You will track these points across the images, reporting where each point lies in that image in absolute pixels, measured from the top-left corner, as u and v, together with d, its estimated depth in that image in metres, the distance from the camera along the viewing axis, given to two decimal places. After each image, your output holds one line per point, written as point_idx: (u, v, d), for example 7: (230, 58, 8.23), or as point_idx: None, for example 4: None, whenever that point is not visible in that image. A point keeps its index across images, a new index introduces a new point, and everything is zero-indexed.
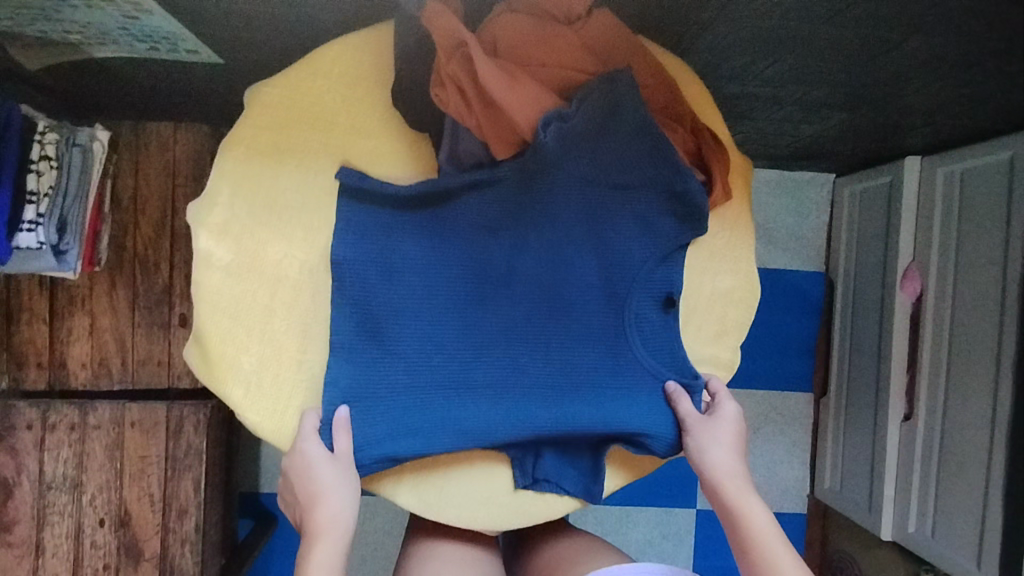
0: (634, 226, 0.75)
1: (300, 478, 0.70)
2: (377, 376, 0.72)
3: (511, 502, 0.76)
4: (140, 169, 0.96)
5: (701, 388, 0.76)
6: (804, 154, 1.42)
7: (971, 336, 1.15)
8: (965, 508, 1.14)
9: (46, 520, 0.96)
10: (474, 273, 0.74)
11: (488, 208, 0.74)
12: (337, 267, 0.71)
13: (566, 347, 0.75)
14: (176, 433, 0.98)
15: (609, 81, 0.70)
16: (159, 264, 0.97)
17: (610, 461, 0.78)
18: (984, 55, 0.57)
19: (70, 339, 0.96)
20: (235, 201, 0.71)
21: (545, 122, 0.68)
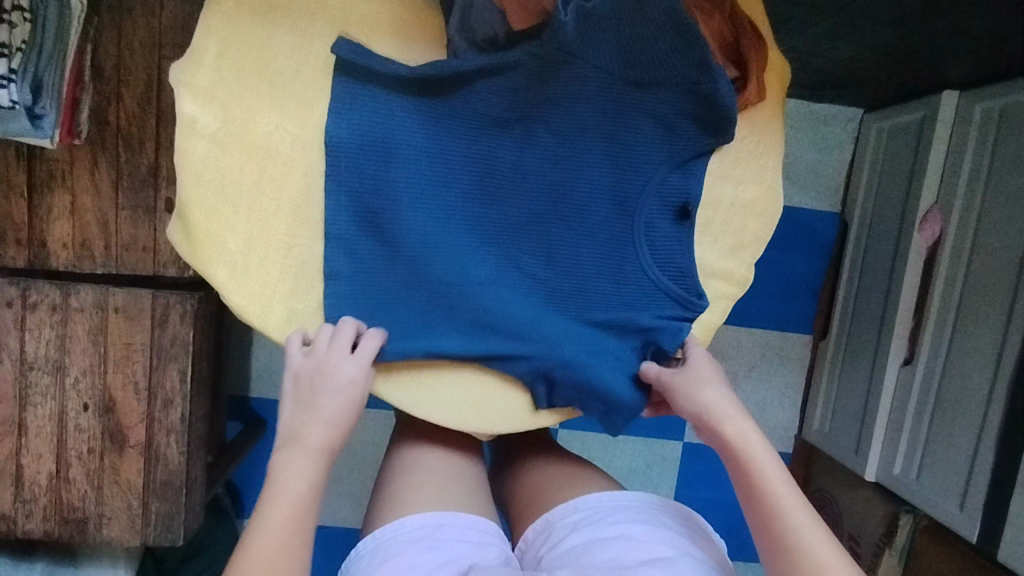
0: (654, 123, 0.68)
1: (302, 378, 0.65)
2: (374, 270, 0.69)
3: (503, 406, 0.73)
4: (123, 37, 0.89)
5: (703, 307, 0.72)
6: (834, 82, 1.33)
7: (987, 282, 1.11)
8: (955, 453, 1.14)
9: (29, 400, 0.94)
10: (479, 167, 0.69)
11: (496, 92, 0.67)
12: (332, 148, 0.66)
13: (572, 251, 0.71)
14: (161, 322, 0.94)
15: None
16: (144, 143, 0.91)
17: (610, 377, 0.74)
18: None
19: (50, 217, 0.91)
20: (224, 63, 0.65)
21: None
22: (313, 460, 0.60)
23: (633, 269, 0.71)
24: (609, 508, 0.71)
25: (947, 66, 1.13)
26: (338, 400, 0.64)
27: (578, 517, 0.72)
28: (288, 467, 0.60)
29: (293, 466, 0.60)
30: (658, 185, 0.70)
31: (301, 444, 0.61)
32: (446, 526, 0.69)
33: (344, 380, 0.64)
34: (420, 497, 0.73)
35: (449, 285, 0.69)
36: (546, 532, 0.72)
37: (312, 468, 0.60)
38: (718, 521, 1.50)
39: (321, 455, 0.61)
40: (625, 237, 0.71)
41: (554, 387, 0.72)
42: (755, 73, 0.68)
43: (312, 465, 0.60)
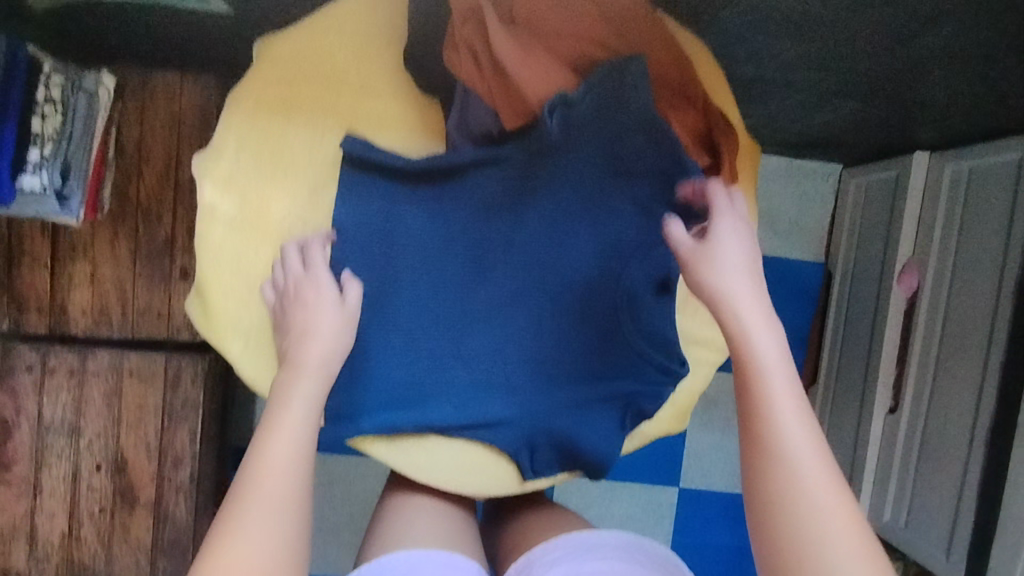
0: (637, 206, 0.72)
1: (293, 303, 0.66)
2: (374, 345, 0.73)
3: (500, 470, 0.78)
4: (145, 120, 0.96)
5: (685, 375, 0.77)
6: (813, 143, 1.41)
7: (962, 335, 1.16)
8: (940, 501, 1.18)
9: (45, 461, 0.98)
10: (473, 246, 0.74)
11: (489, 184, 0.73)
12: (337, 231, 0.72)
13: (561, 324, 0.75)
14: (173, 384, 0.99)
15: (618, 67, 0.68)
16: (161, 216, 0.97)
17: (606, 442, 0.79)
18: None
19: (70, 286, 0.97)
20: (242, 155, 0.71)
21: (550, 107, 0.67)
22: (311, 384, 0.59)
23: (618, 340, 0.75)
24: (589, 546, 0.74)
25: (917, 130, 1.20)
26: (327, 317, 0.64)
27: (558, 554, 0.74)
28: (274, 424, 0.55)
29: (288, 402, 0.57)
30: (643, 260, 0.74)
31: (297, 368, 0.60)
32: (429, 561, 0.71)
33: (330, 299, 0.65)
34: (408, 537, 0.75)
35: (446, 359, 0.74)
36: (527, 569, 0.74)
37: (310, 400, 0.58)
38: (714, 566, 1.52)
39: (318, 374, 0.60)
40: (611, 310, 0.75)
41: (546, 454, 0.77)
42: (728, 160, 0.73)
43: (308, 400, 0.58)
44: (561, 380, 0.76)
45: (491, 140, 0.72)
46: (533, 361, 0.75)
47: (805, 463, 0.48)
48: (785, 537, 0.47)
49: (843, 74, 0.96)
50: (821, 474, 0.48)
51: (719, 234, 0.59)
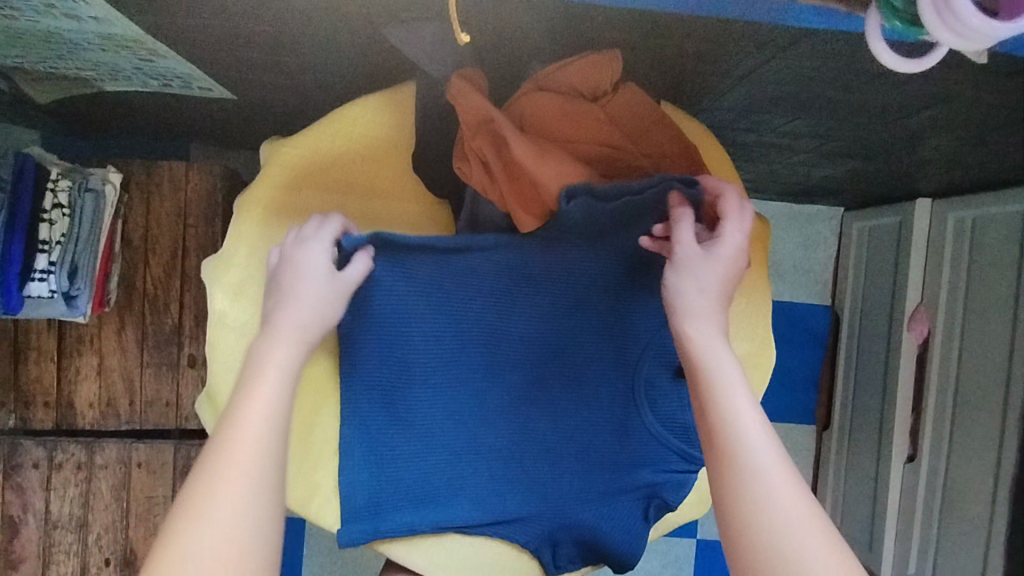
0: (653, 294, 0.72)
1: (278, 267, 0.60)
2: (390, 445, 0.72)
3: (523, 566, 0.76)
4: (151, 210, 0.96)
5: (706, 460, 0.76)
6: (815, 191, 1.41)
7: (978, 385, 1.15)
8: (966, 556, 1.15)
9: (52, 559, 0.96)
10: (487, 338, 0.73)
11: (499, 275, 0.71)
12: (347, 332, 0.70)
13: (576, 415, 0.75)
14: (183, 473, 0.97)
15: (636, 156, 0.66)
16: (169, 305, 0.96)
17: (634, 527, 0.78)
18: None
19: (77, 378, 0.96)
20: (252, 263, 0.71)
21: (568, 195, 0.64)
22: (288, 353, 0.55)
23: (635, 430, 0.75)
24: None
25: (918, 181, 1.21)
26: (321, 290, 0.60)
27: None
28: (251, 391, 0.51)
29: (264, 369, 0.53)
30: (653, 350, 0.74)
31: (277, 337, 0.56)
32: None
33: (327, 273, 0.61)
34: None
35: (463, 454, 0.73)
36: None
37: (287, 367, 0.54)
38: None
39: (299, 348, 0.56)
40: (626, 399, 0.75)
41: (570, 545, 0.76)
42: None
43: (285, 366, 0.54)
44: (580, 472, 0.75)
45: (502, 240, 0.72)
46: (553, 453, 0.75)
47: (771, 487, 0.47)
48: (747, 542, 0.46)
49: (845, 140, 0.97)
50: (793, 505, 0.47)
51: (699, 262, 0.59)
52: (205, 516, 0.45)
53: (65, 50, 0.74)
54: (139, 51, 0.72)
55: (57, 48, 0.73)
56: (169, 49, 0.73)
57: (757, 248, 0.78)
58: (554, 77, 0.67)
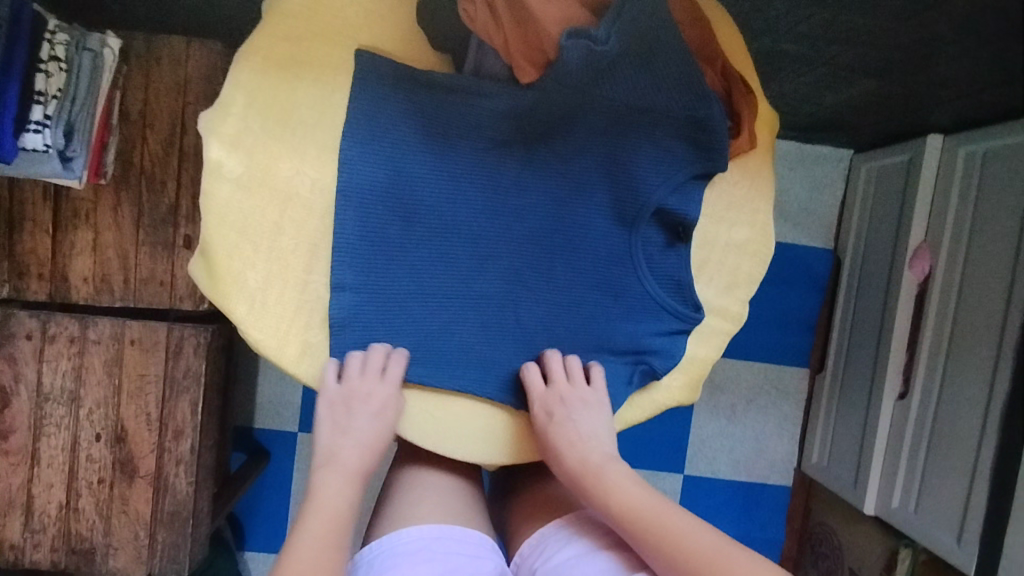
0: (652, 149, 0.71)
1: (328, 412, 0.72)
2: (380, 278, 0.72)
3: (507, 433, 0.76)
4: (150, 84, 0.94)
5: (700, 322, 0.76)
6: (823, 126, 1.40)
7: (975, 318, 1.15)
8: (950, 487, 1.16)
9: (43, 431, 0.96)
10: (485, 187, 0.73)
11: (497, 116, 0.71)
12: (343, 165, 0.70)
13: (567, 272, 0.75)
14: (176, 354, 0.97)
15: None
16: (166, 183, 0.95)
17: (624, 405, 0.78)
18: None
19: (72, 252, 0.95)
20: (249, 112, 0.70)
21: (567, 34, 0.65)
22: (345, 485, 0.68)
23: (629, 292, 0.75)
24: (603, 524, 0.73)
25: (931, 112, 1.19)
26: (370, 428, 0.71)
27: (573, 529, 0.73)
28: (323, 482, 0.68)
29: (327, 498, 0.67)
30: (653, 218, 0.74)
31: (332, 467, 0.69)
32: (443, 539, 0.70)
33: (376, 407, 0.71)
34: (415, 514, 0.74)
35: (449, 294, 0.73)
36: (540, 546, 0.74)
37: (343, 499, 0.67)
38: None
39: (353, 480, 0.69)
40: (623, 262, 0.75)
41: None
42: (746, 121, 0.72)
43: (341, 496, 0.67)
44: (568, 330, 0.76)
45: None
46: (545, 305, 0.75)
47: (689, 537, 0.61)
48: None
49: (861, 47, 0.95)
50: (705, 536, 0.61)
51: (562, 393, 0.72)
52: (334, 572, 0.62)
53: None
54: None
55: None
56: None
57: (765, 133, 0.76)
58: None
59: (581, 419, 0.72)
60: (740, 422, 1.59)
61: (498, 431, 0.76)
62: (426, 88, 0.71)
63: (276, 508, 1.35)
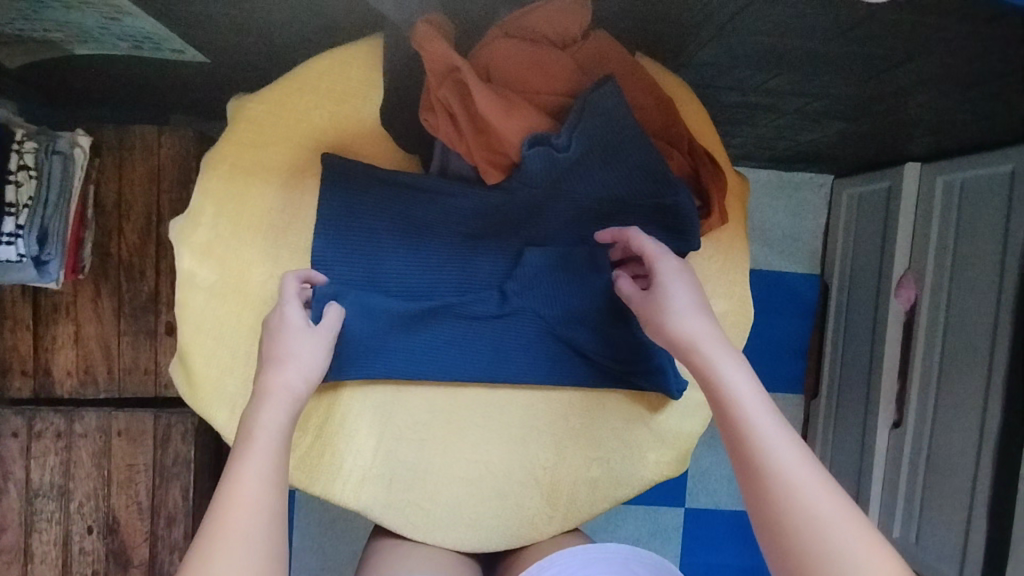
0: (624, 234, 0.71)
1: (268, 339, 0.62)
2: (364, 345, 0.70)
3: (498, 519, 0.76)
4: (124, 175, 0.94)
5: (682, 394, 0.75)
6: (802, 157, 1.40)
7: (963, 350, 1.15)
8: (949, 519, 1.16)
9: (35, 527, 0.96)
10: (462, 274, 0.73)
11: (467, 212, 0.72)
12: (318, 266, 0.70)
13: (546, 345, 0.74)
14: (164, 441, 0.97)
15: (594, 89, 0.66)
16: (145, 271, 0.95)
17: (613, 482, 0.78)
18: (1005, 92, 0.56)
19: (54, 346, 0.95)
20: (219, 220, 0.70)
21: (530, 142, 0.65)
22: (286, 411, 0.58)
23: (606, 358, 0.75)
24: (583, 561, 0.70)
25: (908, 143, 1.19)
26: (308, 368, 0.61)
27: (553, 571, 0.70)
28: (260, 410, 0.57)
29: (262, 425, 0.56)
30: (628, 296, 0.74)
31: (267, 397, 0.58)
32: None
33: (311, 351, 0.62)
34: (404, 567, 0.71)
35: (429, 365, 0.73)
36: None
37: (280, 426, 0.56)
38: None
39: (290, 407, 0.58)
40: (603, 342, 0.74)
41: (545, 503, 0.76)
42: (716, 201, 0.73)
43: (280, 421, 0.57)
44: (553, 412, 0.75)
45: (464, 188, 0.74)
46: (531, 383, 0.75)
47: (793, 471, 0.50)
48: (762, 497, 0.50)
49: (830, 97, 0.95)
50: (809, 475, 0.50)
51: (659, 279, 0.64)
52: (244, 509, 0.49)
53: (29, 10, 0.72)
54: (102, 7, 0.70)
55: (19, 7, 0.71)
56: (134, 6, 0.70)
57: (735, 204, 0.77)
58: (523, 25, 0.67)
59: (690, 308, 0.62)
60: None
61: (489, 518, 0.76)
62: (392, 184, 0.71)
63: None
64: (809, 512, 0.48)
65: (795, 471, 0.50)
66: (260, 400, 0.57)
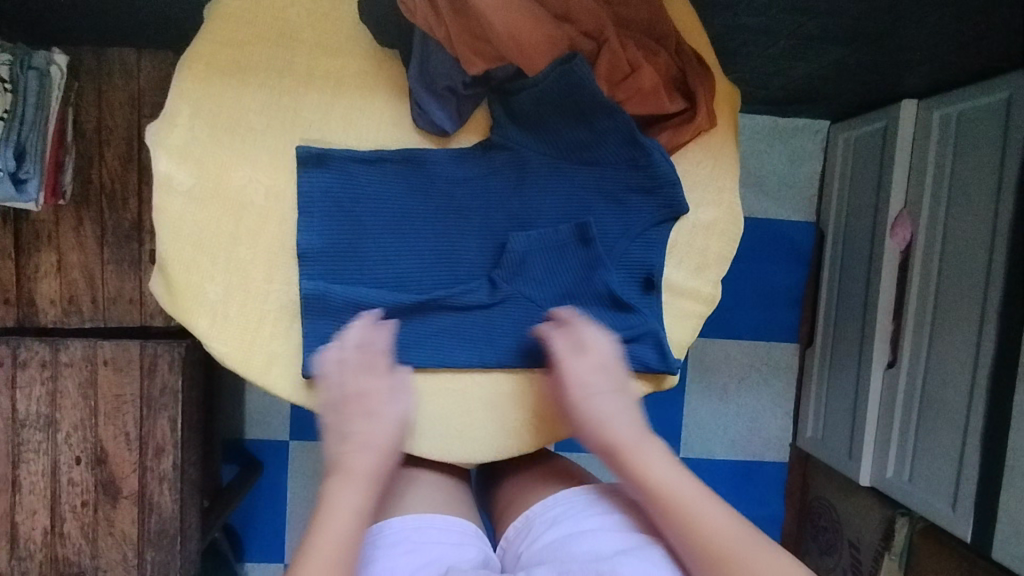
0: (598, 143, 0.73)
1: (343, 400, 0.65)
2: (349, 251, 0.71)
3: (485, 429, 0.73)
4: (103, 100, 0.92)
5: (656, 296, 0.75)
6: (794, 98, 1.38)
7: (957, 284, 1.14)
8: (943, 453, 1.15)
9: (22, 458, 0.95)
10: (444, 194, 0.73)
11: (444, 120, 0.71)
12: (302, 181, 0.70)
13: (532, 256, 0.73)
14: (151, 371, 0.96)
15: None
16: (127, 198, 0.94)
17: None
18: None
19: (37, 275, 0.94)
20: (196, 121, 0.69)
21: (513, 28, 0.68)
22: (359, 491, 0.60)
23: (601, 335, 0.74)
24: (587, 501, 0.71)
25: (903, 74, 1.18)
26: (378, 432, 0.64)
27: (559, 511, 0.71)
28: (335, 496, 0.59)
29: (338, 517, 0.58)
30: (610, 201, 0.74)
31: (342, 479, 0.61)
32: (424, 529, 0.69)
33: (382, 417, 0.65)
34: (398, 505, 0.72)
35: (426, 354, 0.72)
36: (526, 529, 0.72)
37: (354, 507, 0.59)
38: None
39: (365, 486, 0.61)
40: (589, 250, 0.73)
41: (532, 412, 0.74)
42: (703, 100, 0.72)
43: (353, 509, 0.59)
44: (536, 322, 0.74)
45: (444, 136, 0.74)
46: (516, 295, 0.73)
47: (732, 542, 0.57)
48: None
49: (824, 15, 0.93)
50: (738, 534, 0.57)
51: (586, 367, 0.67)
52: None
53: None
54: None
55: None
56: None
57: (725, 109, 0.76)
58: None
59: (615, 395, 0.67)
60: (732, 401, 1.58)
61: (475, 428, 0.73)
62: (376, 167, 0.72)
63: (271, 517, 1.32)
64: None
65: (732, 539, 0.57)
66: (337, 481, 0.60)
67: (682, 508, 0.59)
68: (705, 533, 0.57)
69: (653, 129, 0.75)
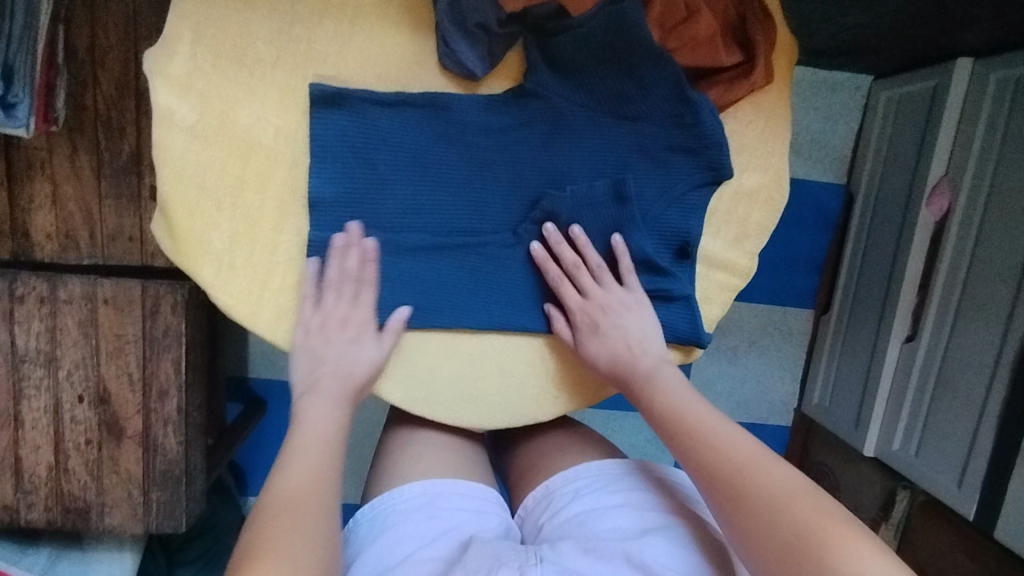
0: (642, 96, 0.66)
1: (319, 328, 0.65)
2: (365, 202, 0.66)
3: (501, 396, 0.70)
4: (96, 17, 0.83)
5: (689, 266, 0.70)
6: (840, 50, 1.29)
7: (994, 262, 1.09)
8: (956, 433, 1.14)
9: (23, 394, 0.94)
10: (469, 144, 0.67)
11: (475, 62, 0.64)
12: (314, 123, 0.64)
13: (561, 217, 0.68)
14: (153, 313, 0.92)
15: None
16: (124, 128, 0.87)
17: None
18: None
19: (31, 207, 0.89)
20: (198, 49, 0.62)
21: None
22: (333, 406, 0.63)
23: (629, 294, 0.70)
24: (610, 477, 0.73)
25: (966, 28, 1.08)
26: (352, 352, 0.65)
27: (578, 484, 0.73)
28: (308, 412, 0.62)
29: (313, 422, 0.62)
30: (649, 161, 0.68)
31: (315, 395, 0.63)
32: (447, 495, 0.71)
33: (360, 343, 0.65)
34: (418, 469, 0.74)
35: (443, 314, 0.68)
36: (546, 501, 0.74)
37: (328, 417, 0.62)
38: None
39: (340, 400, 0.64)
40: (622, 214, 0.68)
41: (550, 381, 0.71)
42: (762, 52, 0.65)
43: (328, 419, 0.62)
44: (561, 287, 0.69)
45: (472, 81, 0.67)
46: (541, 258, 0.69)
47: (761, 463, 0.56)
48: (746, 494, 0.54)
49: None
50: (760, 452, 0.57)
51: (604, 300, 0.67)
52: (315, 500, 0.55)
53: None
54: None
55: None
56: None
57: (783, 63, 0.69)
58: None
59: (629, 325, 0.67)
60: (741, 364, 1.56)
61: (491, 393, 0.70)
62: (396, 112, 0.66)
63: (274, 457, 1.33)
64: (779, 495, 0.53)
65: (758, 458, 0.56)
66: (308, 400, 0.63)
67: (702, 431, 0.60)
68: (728, 452, 0.57)
69: (702, 83, 0.68)
